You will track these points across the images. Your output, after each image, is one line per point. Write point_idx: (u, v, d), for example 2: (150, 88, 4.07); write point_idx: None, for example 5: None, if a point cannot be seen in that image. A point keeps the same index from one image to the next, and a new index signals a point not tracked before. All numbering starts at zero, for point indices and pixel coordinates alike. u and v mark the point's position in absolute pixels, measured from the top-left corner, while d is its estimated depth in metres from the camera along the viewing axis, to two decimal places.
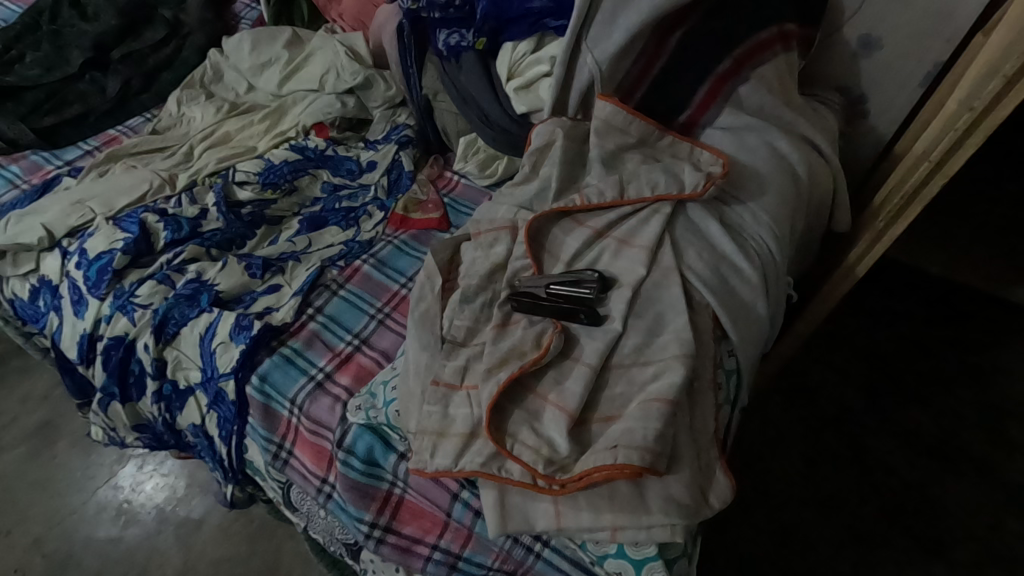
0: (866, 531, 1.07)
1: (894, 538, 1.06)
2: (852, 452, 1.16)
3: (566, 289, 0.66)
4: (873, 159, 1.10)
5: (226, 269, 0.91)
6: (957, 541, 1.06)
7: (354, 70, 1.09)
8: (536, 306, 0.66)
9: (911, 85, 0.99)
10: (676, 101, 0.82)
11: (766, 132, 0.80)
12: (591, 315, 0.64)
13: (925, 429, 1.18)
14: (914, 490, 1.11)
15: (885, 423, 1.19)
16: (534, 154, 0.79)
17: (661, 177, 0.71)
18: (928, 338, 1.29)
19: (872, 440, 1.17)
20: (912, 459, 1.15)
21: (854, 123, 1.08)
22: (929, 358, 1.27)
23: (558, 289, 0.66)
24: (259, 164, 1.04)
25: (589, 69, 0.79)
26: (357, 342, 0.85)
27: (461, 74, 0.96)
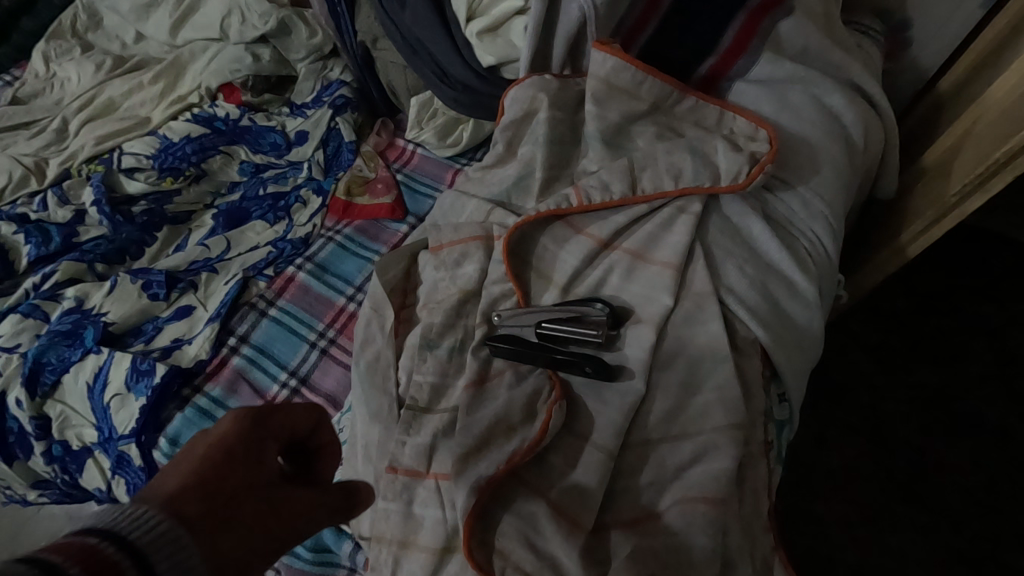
0: (876, 506, 0.82)
1: (906, 518, 0.81)
2: (864, 419, 0.87)
3: (564, 328, 0.48)
4: None
5: (116, 292, 0.70)
6: (972, 513, 0.80)
7: (263, 11, 0.84)
8: (525, 356, 0.48)
9: (974, 5, 0.78)
10: (693, 45, 0.61)
11: (814, 84, 0.60)
12: (599, 369, 0.46)
13: (947, 379, 0.89)
14: (926, 455, 0.84)
15: (901, 380, 0.89)
16: (509, 128, 0.59)
17: (687, 161, 0.52)
18: (971, 268, 0.96)
19: (883, 398, 0.88)
20: (928, 420, 0.87)
21: (896, 57, 0.87)
22: (961, 292, 0.94)
23: (553, 326, 0.49)
24: (152, 143, 0.80)
25: (579, 3, 0.56)
26: (294, 382, 0.66)
27: (405, 12, 0.72)
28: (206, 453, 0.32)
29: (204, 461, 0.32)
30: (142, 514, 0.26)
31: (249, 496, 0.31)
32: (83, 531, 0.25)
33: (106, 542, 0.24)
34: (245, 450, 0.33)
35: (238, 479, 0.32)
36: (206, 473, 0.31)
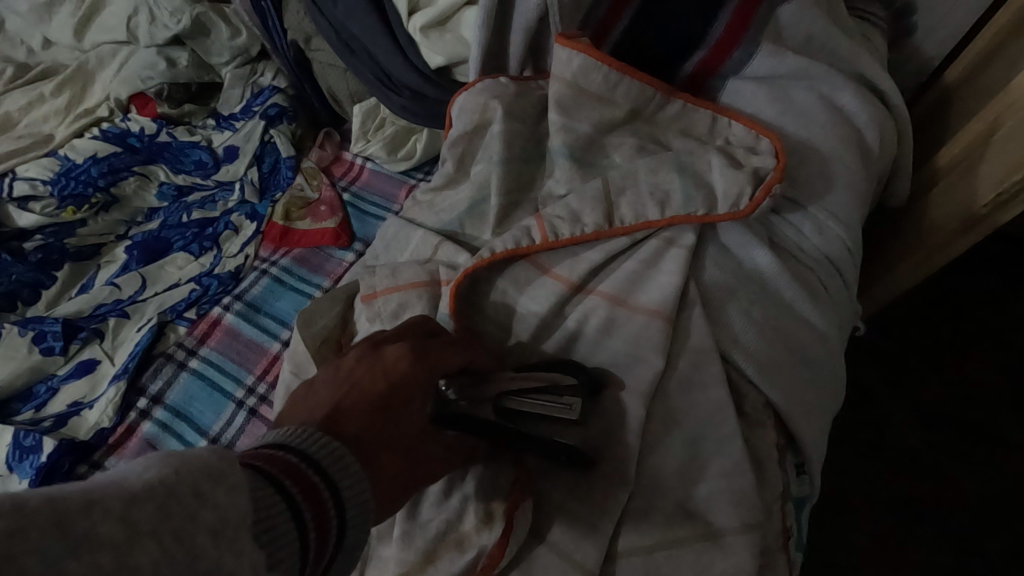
0: (896, 534, 0.71)
1: (920, 543, 0.70)
2: (880, 434, 0.76)
3: (532, 401, 0.36)
4: None
5: (0, 347, 0.59)
6: (1003, 541, 0.69)
7: (175, 7, 0.71)
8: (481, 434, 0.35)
9: None
10: (676, 39, 0.51)
11: (822, 79, 0.50)
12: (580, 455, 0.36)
13: (975, 388, 0.77)
14: (949, 474, 0.73)
15: (913, 388, 0.78)
16: (457, 144, 0.49)
17: (676, 181, 0.42)
18: (997, 264, 0.82)
19: (902, 408, 0.77)
20: (940, 432, 0.75)
21: None
22: (986, 291, 0.81)
23: (518, 396, 0.36)
24: (51, 166, 0.69)
25: None
26: None
27: (337, 7, 0.61)
28: (384, 384, 0.35)
29: (387, 389, 0.34)
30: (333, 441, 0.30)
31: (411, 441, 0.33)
32: (285, 449, 0.28)
33: (304, 463, 0.28)
34: (417, 384, 0.35)
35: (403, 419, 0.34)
36: (386, 399, 0.34)
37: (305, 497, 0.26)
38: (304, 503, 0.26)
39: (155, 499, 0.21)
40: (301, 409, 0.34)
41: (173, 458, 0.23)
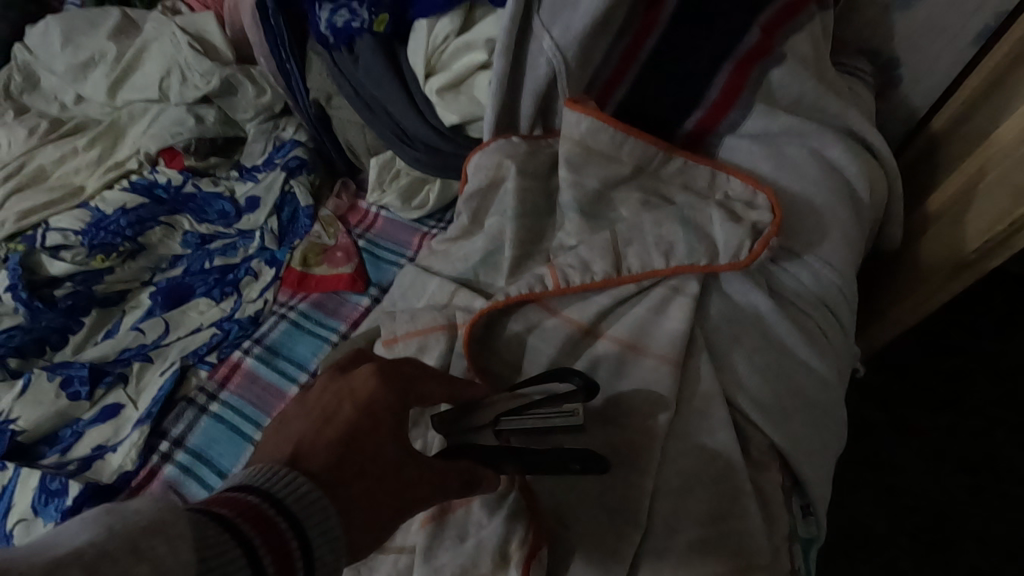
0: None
1: None
2: (890, 473, 0.76)
3: (530, 413, 0.40)
4: None
5: (29, 393, 0.61)
6: None
7: (204, 70, 0.75)
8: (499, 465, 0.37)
9: None
10: (676, 100, 0.55)
11: (812, 136, 0.54)
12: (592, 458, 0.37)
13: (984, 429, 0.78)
14: (959, 515, 0.74)
15: (924, 427, 0.79)
16: (472, 199, 0.52)
17: (680, 235, 0.45)
18: (995, 303, 0.85)
19: (913, 446, 0.78)
20: (946, 470, 0.76)
21: None
22: (985, 329, 0.83)
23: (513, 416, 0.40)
24: (82, 217, 0.72)
25: (547, 58, 0.51)
26: None
27: (360, 70, 0.64)
28: (354, 414, 0.34)
29: (358, 417, 0.34)
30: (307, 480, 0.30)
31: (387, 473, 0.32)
32: (246, 492, 0.28)
33: (268, 506, 0.27)
34: (392, 413, 0.35)
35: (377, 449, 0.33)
36: (357, 426, 0.33)
37: (267, 548, 0.26)
38: (264, 551, 0.26)
39: (84, 560, 0.23)
40: (274, 438, 0.34)
41: (110, 515, 0.24)
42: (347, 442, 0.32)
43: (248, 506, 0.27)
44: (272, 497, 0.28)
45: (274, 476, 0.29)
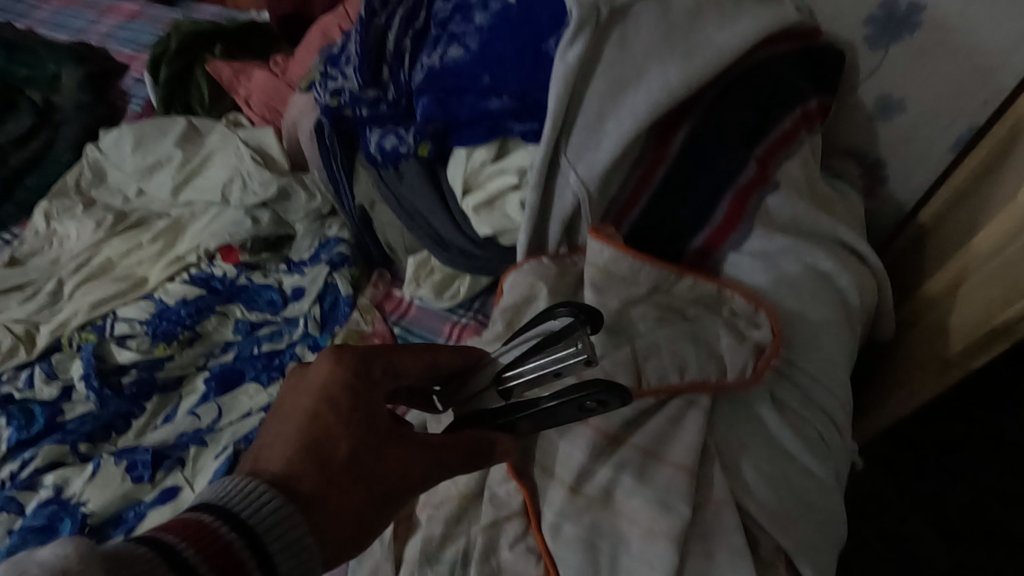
0: None
1: None
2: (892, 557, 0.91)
3: (531, 365, 0.47)
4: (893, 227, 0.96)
5: (98, 477, 0.67)
6: None
7: (264, 179, 0.85)
8: (520, 420, 0.47)
9: (940, 149, 0.83)
10: (684, 221, 0.62)
11: (807, 254, 0.61)
12: (583, 391, 0.44)
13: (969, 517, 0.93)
14: None
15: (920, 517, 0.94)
16: (507, 311, 0.58)
17: (691, 351, 0.52)
18: None
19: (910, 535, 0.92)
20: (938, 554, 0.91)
21: (873, 192, 0.93)
22: None
23: (516, 375, 0.48)
24: (147, 308, 0.80)
25: (573, 191, 0.59)
26: None
27: (403, 186, 0.73)
28: (316, 403, 0.45)
29: (321, 405, 0.45)
30: (274, 499, 0.39)
31: (359, 469, 0.43)
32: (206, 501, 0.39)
33: (206, 520, 0.37)
34: (348, 396, 0.45)
35: (346, 455, 0.43)
36: (320, 413, 0.45)
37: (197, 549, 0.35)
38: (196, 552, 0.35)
39: None
40: (274, 420, 0.46)
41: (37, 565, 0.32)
42: (320, 447, 0.43)
43: (202, 528, 0.37)
44: (230, 518, 0.37)
45: (240, 499, 0.39)
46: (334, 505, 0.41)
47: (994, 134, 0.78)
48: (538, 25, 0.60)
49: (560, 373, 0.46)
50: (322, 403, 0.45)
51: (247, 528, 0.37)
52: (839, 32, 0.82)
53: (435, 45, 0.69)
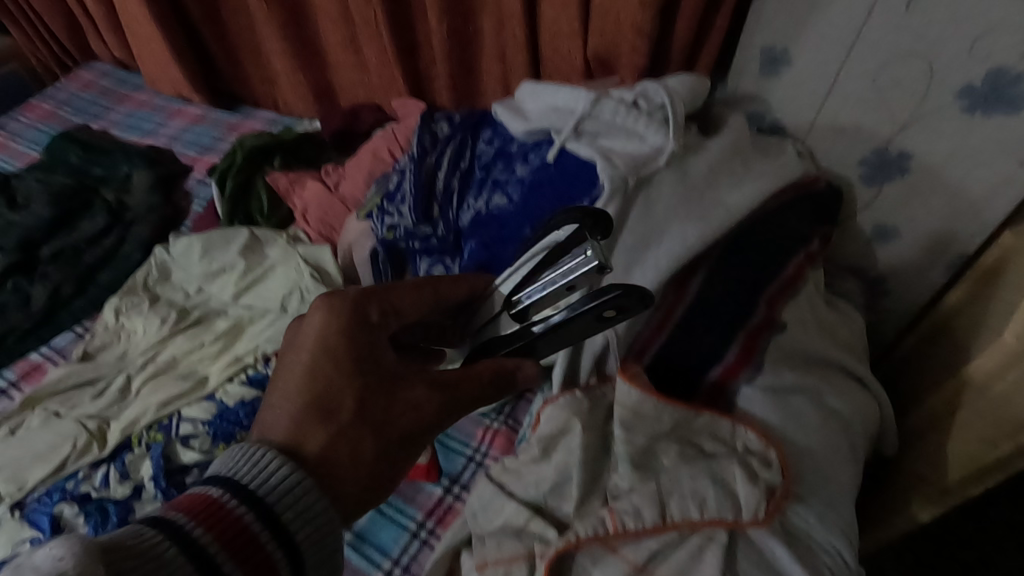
0: None
1: None
2: None
3: (547, 280, 0.58)
4: (896, 335, 1.04)
5: None
6: None
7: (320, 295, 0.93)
8: (543, 333, 0.58)
9: (936, 269, 0.93)
10: (701, 357, 0.69)
11: (813, 390, 0.69)
12: (591, 300, 0.53)
13: None
14: None
15: None
16: (542, 440, 0.66)
17: (708, 488, 0.58)
18: None
19: None
20: None
21: (876, 303, 1.02)
22: None
23: (532, 293, 0.59)
24: (209, 409, 0.88)
25: (604, 332, 0.67)
26: (423, 534, 0.79)
27: None
28: (310, 359, 0.56)
29: (321, 362, 0.55)
30: (278, 467, 0.48)
31: (363, 414, 0.54)
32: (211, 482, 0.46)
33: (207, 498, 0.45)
34: (344, 350, 0.56)
35: (352, 407, 0.54)
36: (318, 370, 0.55)
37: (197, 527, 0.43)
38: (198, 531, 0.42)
39: None
40: (283, 382, 0.56)
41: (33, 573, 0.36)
42: (325, 403, 0.54)
43: (210, 503, 0.44)
44: (237, 491, 0.45)
45: (246, 472, 0.47)
46: (347, 456, 0.52)
47: (981, 263, 0.88)
48: (573, 186, 0.69)
49: (573, 284, 0.56)
50: (320, 359, 0.56)
51: (251, 496, 0.45)
52: (837, 171, 0.92)
53: (481, 190, 0.80)
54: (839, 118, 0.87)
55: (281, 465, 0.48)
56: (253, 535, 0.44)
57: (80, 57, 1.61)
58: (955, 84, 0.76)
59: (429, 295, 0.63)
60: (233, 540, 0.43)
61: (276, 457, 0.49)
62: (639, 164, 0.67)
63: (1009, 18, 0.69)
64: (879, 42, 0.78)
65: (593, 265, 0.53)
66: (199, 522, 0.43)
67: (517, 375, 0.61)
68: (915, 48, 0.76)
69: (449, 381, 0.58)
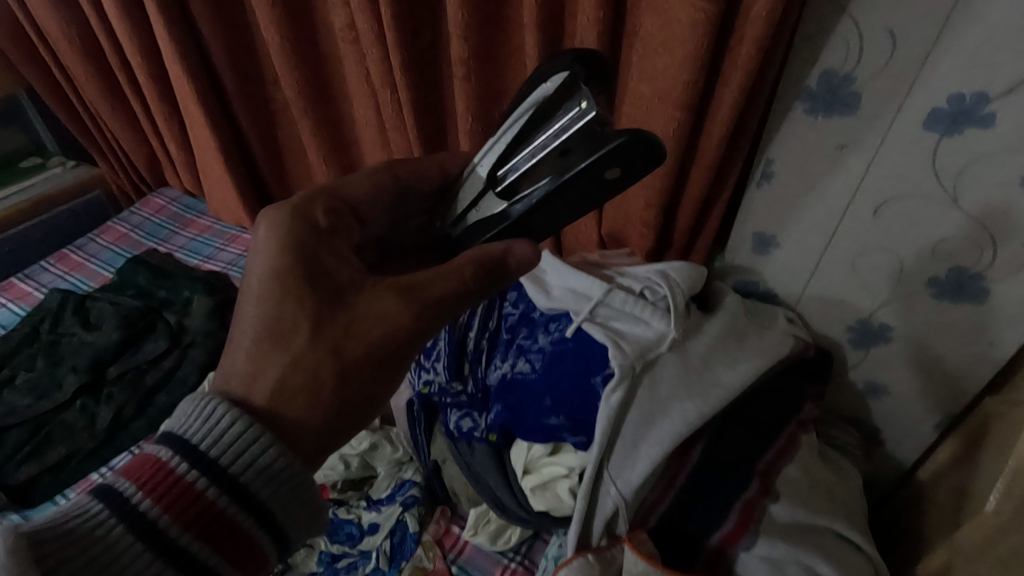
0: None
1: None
2: None
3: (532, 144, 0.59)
4: (895, 480, 1.10)
5: None
6: None
7: (360, 434, 1.04)
8: (546, 198, 0.55)
9: (926, 426, 1.00)
10: (702, 523, 0.76)
11: (807, 557, 0.73)
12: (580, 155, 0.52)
13: None
14: None
15: None
16: None
17: None
18: None
19: None
20: None
21: (872, 449, 1.10)
22: None
23: (521, 165, 0.60)
24: None
25: (613, 499, 0.75)
26: (519, 557, 0.95)
27: (474, 459, 0.90)
28: (258, 284, 0.57)
29: (271, 279, 0.57)
30: (230, 423, 0.48)
31: (318, 332, 0.55)
32: (161, 442, 0.48)
33: (158, 458, 0.47)
34: (291, 271, 0.57)
35: (307, 330, 0.55)
36: (268, 289, 0.56)
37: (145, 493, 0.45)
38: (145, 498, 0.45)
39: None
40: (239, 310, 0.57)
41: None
42: (278, 328, 0.55)
43: (159, 467, 0.46)
44: (187, 453, 0.47)
45: (195, 429, 0.48)
46: (308, 379, 0.53)
47: (965, 425, 0.95)
48: (587, 363, 0.81)
49: (567, 146, 0.55)
50: (269, 284, 0.57)
51: (202, 460, 0.47)
52: (826, 336, 1.02)
53: (506, 354, 0.91)
54: (824, 293, 0.98)
55: (235, 419, 0.49)
56: (207, 504, 0.46)
57: (155, 184, 1.82)
58: (921, 275, 0.87)
59: (386, 178, 0.71)
60: (181, 504, 0.45)
61: (229, 413, 0.49)
62: (645, 350, 0.79)
63: (961, 230, 0.80)
64: (852, 237, 0.89)
65: (607, 160, 0.50)
66: (147, 493, 0.45)
67: (508, 261, 0.59)
68: (883, 243, 0.87)
69: (416, 288, 0.57)
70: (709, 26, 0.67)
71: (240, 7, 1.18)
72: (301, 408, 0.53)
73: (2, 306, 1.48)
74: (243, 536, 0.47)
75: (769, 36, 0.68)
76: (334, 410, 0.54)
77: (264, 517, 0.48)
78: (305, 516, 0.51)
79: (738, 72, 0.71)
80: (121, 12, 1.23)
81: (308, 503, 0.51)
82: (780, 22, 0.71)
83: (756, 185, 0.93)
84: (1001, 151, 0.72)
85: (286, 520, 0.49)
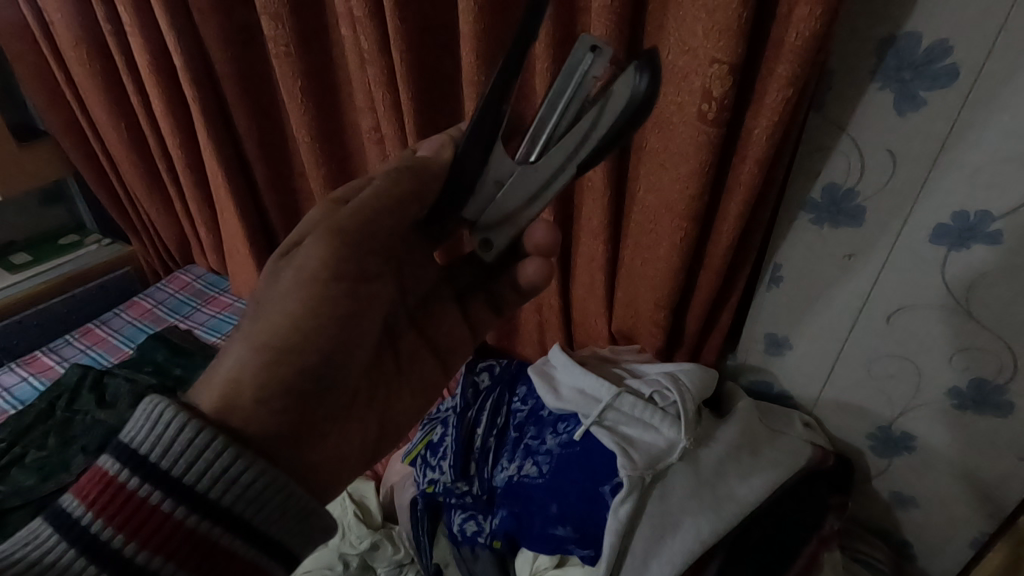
0: None
1: None
2: None
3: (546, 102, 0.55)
4: None
5: None
6: None
7: (361, 532, 1.02)
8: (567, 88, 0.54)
9: (960, 543, 0.95)
10: None
11: None
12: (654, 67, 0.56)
13: None
14: None
15: None
16: None
17: None
18: None
19: None
20: None
21: (903, 564, 1.03)
22: None
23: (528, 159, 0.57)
24: None
25: None
26: None
27: (477, 566, 0.87)
28: None
29: None
30: (181, 428, 0.47)
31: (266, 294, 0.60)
32: (112, 452, 0.47)
33: (109, 470, 0.46)
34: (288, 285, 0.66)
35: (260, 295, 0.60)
36: None
37: (99, 515, 0.44)
38: (99, 521, 0.44)
39: None
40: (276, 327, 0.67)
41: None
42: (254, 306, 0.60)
43: (108, 482, 0.45)
44: (140, 466, 0.46)
45: (146, 436, 0.46)
46: (258, 330, 0.56)
47: (1001, 546, 0.90)
48: (596, 470, 0.79)
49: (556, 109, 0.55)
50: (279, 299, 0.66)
51: (155, 472, 0.46)
52: (846, 442, 0.99)
53: (514, 454, 0.89)
54: (841, 397, 0.95)
55: (184, 424, 0.47)
56: (166, 517, 0.45)
57: (182, 261, 1.89)
58: (941, 385, 0.85)
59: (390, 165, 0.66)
60: (143, 519, 0.45)
61: (176, 417, 0.47)
62: (655, 458, 0.77)
63: (978, 341, 0.79)
64: (865, 343, 0.89)
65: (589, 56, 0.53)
66: (97, 513, 0.44)
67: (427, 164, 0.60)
68: (898, 351, 0.86)
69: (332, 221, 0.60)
70: (712, 146, 0.70)
71: (276, 108, 1.27)
72: (251, 362, 0.55)
73: (23, 381, 1.50)
74: (219, 548, 0.47)
75: (770, 156, 0.71)
76: (287, 352, 0.56)
77: (233, 522, 0.47)
78: (288, 518, 0.51)
79: (741, 187, 0.74)
80: (167, 112, 1.33)
81: (285, 504, 0.50)
82: (782, 144, 0.74)
83: (766, 289, 0.93)
84: (1010, 268, 0.72)
85: (263, 524, 0.49)
